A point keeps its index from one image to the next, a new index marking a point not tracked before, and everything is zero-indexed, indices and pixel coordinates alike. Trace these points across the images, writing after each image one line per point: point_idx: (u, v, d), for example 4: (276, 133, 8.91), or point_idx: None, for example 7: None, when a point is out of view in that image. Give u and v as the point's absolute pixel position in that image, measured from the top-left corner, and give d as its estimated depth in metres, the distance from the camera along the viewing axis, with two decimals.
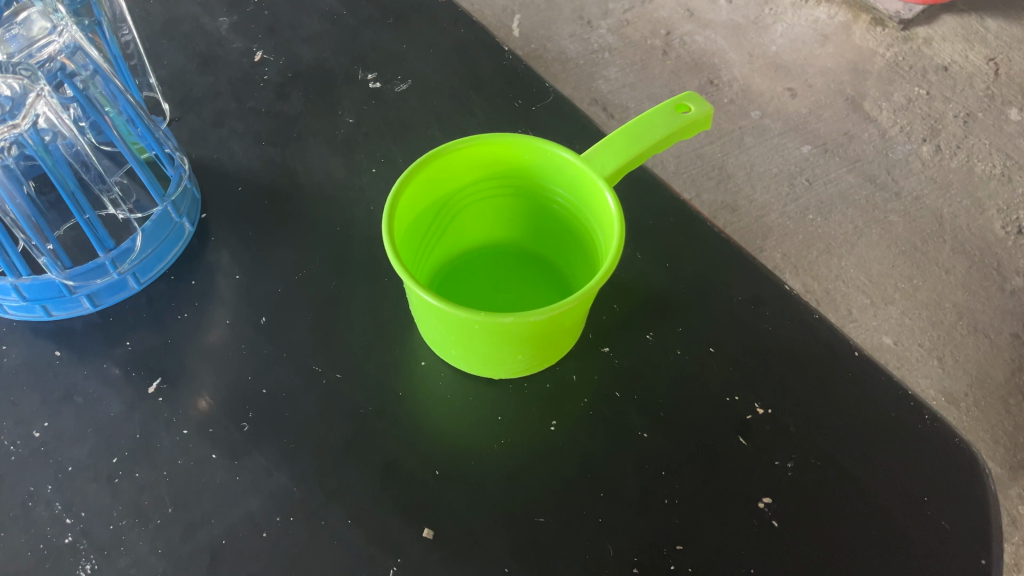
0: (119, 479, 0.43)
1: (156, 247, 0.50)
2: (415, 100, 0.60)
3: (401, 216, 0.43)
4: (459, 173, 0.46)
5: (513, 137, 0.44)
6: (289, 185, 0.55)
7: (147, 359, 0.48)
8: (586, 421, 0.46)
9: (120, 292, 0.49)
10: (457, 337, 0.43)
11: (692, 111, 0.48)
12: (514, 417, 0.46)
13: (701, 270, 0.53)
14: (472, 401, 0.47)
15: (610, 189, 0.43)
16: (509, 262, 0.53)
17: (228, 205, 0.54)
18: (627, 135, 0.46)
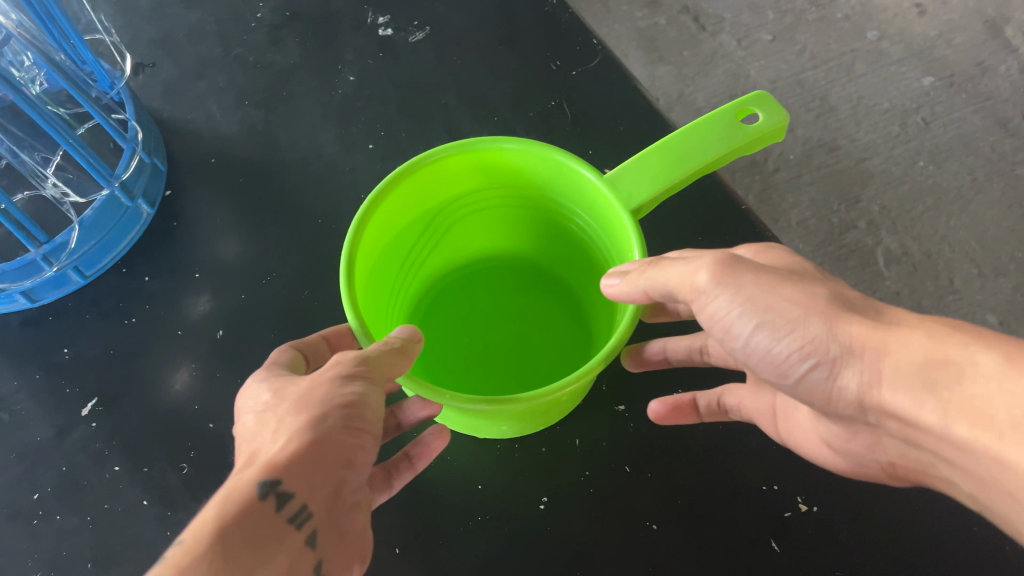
0: (38, 522, 0.38)
1: (104, 237, 0.43)
2: (430, 54, 0.50)
3: (372, 240, 0.34)
4: (455, 182, 0.36)
5: (525, 145, 0.34)
6: (269, 160, 0.47)
7: (87, 373, 0.41)
8: (585, 502, 0.38)
9: (63, 287, 0.42)
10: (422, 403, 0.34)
11: (761, 120, 0.36)
12: (499, 488, 0.39)
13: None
14: (450, 461, 0.39)
15: (638, 232, 0.32)
16: (515, 279, 0.44)
17: (197, 183, 0.46)
18: (669, 148, 0.35)
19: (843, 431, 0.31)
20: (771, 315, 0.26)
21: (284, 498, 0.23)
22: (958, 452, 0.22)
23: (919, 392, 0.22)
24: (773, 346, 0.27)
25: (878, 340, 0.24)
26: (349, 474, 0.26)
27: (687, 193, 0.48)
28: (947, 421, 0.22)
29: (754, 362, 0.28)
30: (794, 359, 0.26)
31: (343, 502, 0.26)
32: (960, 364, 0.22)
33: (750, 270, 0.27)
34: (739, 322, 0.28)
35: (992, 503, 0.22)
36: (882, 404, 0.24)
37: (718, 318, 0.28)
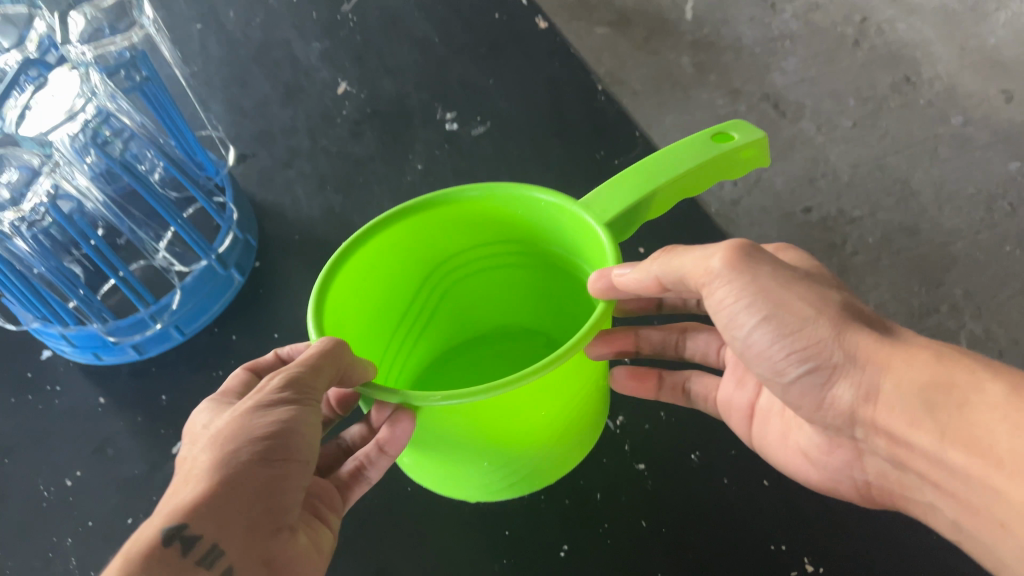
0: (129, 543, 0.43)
1: (200, 301, 0.50)
2: (489, 145, 0.56)
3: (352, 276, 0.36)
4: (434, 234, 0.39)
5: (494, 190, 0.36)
6: (343, 236, 0.53)
7: (178, 418, 0.47)
8: (597, 550, 0.41)
9: (165, 343, 0.50)
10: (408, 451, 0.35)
11: (736, 139, 0.38)
12: (521, 533, 0.42)
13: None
14: (480, 509, 0.43)
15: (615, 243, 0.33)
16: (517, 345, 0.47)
17: (281, 256, 0.53)
18: (645, 170, 0.37)
19: (827, 443, 0.34)
20: (776, 313, 0.29)
21: (189, 542, 0.25)
22: (941, 470, 0.26)
23: (917, 408, 0.26)
24: (773, 347, 0.30)
25: (884, 357, 0.27)
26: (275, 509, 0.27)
27: None
28: (945, 445, 0.25)
29: (750, 358, 0.32)
30: (794, 359, 0.30)
31: (271, 537, 0.27)
32: (965, 391, 0.25)
33: (761, 265, 0.30)
34: (743, 313, 0.31)
35: (974, 529, 0.26)
36: (884, 419, 0.28)
37: (722, 305, 0.31)
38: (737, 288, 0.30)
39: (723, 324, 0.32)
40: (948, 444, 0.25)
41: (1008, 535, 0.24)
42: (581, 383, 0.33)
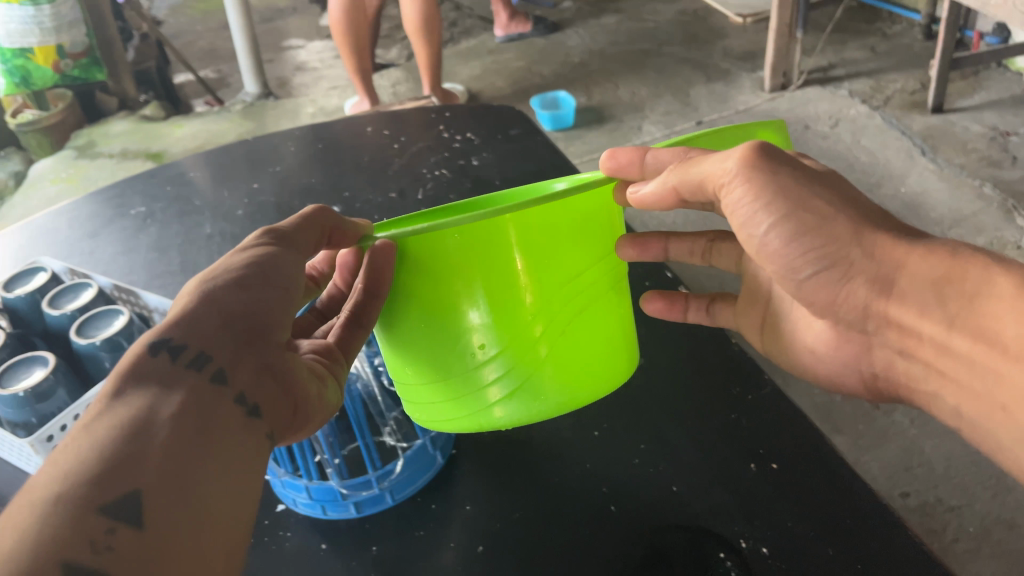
0: None
1: (411, 473, 0.62)
2: (643, 378, 0.70)
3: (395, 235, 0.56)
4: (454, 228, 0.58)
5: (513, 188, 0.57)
6: (523, 437, 0.66)
7: (386, 566, 0.58)
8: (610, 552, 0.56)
9: (379, 504, 0.61)
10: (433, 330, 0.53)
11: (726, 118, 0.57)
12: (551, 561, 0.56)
13: (873, 564, 0.54)
14: None
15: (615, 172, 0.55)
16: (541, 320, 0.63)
17: (473, 448, 0.66)
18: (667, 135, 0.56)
19: (838, 332, 0.59)
20: (786, 209, 0.51)
21: (175, 352, 0.46)
22: (940, 340, 0.50)
23: (927, 296, 0.50)
24: (781, 239, 0.53)
25: (900, 258, 0.50)
26: (239, 331, 0.49)
27: (837, 484, 0.59)
28: (955, 330, 0.49)
29: (761, 248, 0.54)
30: (812, 260, 0.53)
31: (249, 344, 0.48)
32: (975, 283, 0.47)
33: (761, 166, 0.51)
34: (761, 215, 0.52)
35: (978, 408, 0.50)
36: (899, 308, 0.52)
37: (738, 204, 0.53)
38: (748, 182, 0.51)
39: (734, 211, 0.53)
40: (958, 334, 0.49)
41: (1006, 413, 0.47)
42: (565, 263, 0.52)
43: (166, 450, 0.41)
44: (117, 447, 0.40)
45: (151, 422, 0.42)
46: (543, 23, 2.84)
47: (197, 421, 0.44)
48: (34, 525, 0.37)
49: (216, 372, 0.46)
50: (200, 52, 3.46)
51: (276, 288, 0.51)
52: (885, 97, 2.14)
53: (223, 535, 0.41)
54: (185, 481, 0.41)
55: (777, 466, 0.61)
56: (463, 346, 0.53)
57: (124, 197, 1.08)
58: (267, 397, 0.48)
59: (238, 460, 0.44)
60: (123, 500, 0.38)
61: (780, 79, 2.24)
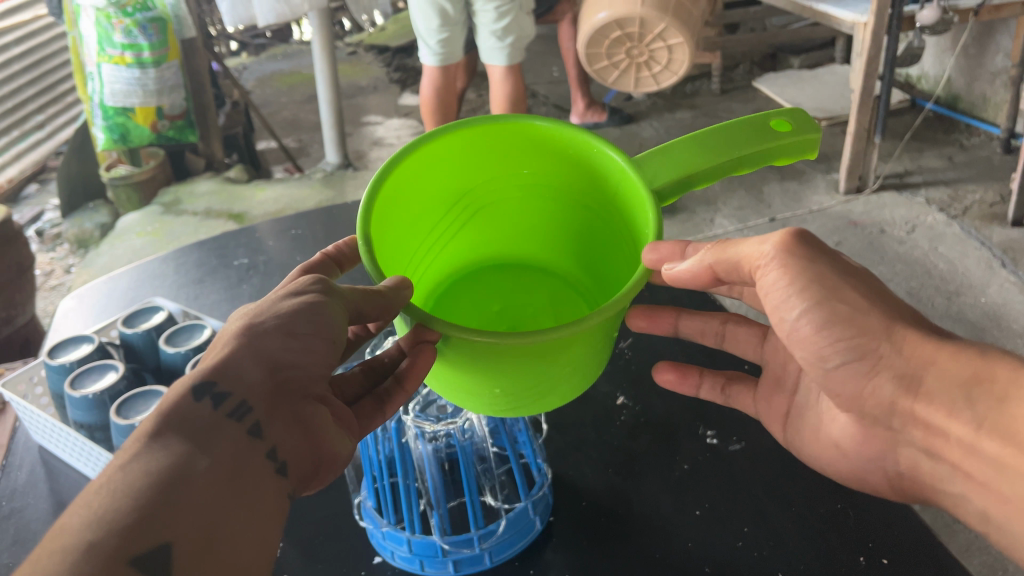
0: None
1: (511, 535, 0.62)
2: (744, 460, 0.70)
3: (411, 167, 0.62)
4: (455, 149, 0.65)
5: (557, 122, 0.64)
6: (622, 509, 0.66)
7: None
8: None
9: (477, 565, 0.61)
10: (447, 366, 0.55)
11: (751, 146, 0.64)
12: None
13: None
14: None
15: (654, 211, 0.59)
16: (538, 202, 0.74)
17: (570, 516, 0.66)
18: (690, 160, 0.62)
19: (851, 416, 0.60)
20: (817, 298, 0.54)
21: (216, 399, 0.48)
22: (965, 440, 0.51)
23: (956, 397, 0.51)
24: (812, 328, 0.54)
25: (929, 358, 0.52)
26: (281, 382, 0.51)
27: None
28: (983, 433, 0.50)
29: (790, 332, 0.56)
30: (840, 350, 0.54)
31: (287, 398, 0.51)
32: (1003, 387, 0.49)
33: (800, 256, 0.55)
34: (794, 300, 0.55)
35: (1008, 514, 0.51)
36: (926, 408, 0.53)
37: (771, 284, 0.56)
38: (783, 268, 0.55)
39: (768, 294, 0.56)
40: (987, 437, 0.50)
41: None
42: (589, 345, 0.53)
43: (200, 502, 0.44)
44: (153, 496, 0.42)
45: (185, 475, 0.44)
46: (618, 114, 2.91)
47: (229, 476, 0.46)
48: (66, 570, 0.38)
49: (254, 424, 0.49)
50: (284, 122, 3.61)
51: (323, 338, 0.53)
52: (963, 207, 2.13)
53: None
54: (210, 540, 0.43)
55: (888, 562, 0.60)
56: (491, 394, 0.56)
57: (227, 247, 1.13)
58: (294, 451, 0.51)
59: (257, 517, 0.47)
60: (154, 552, 0.40)
61: (856, 182, 2.25)
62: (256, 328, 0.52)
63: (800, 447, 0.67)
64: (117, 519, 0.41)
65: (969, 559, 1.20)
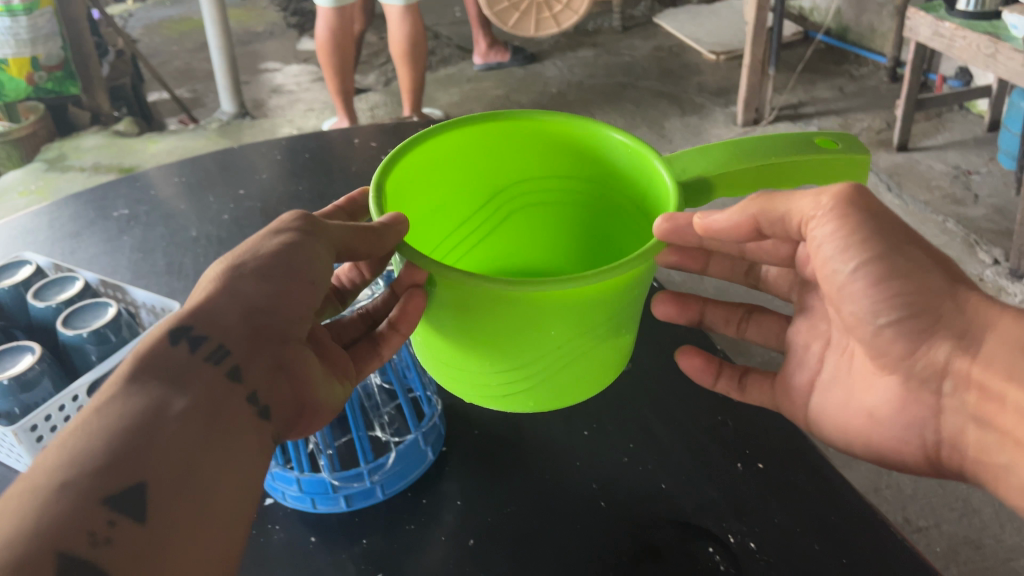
0: None
1: (403, 467, 0.62)
2: (632, 380, 0.72)
3: (415, 165, 0.56)
4: (463, 145, 0.59)
5: (569, 116, 0.59)
6: (514, 434, 0.67)
7: (376, 558, 0.58)
8: None
9: (369, 498, 0.61)
10: (476, 342, 0.51)
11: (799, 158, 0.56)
12: None
13: (857, 558, 0.55)
14: None
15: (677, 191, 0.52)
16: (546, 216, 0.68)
17: (462, 444, 0.66)
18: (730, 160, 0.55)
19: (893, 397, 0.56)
20: (874, 250, 0.53)
21: (195, 342, 0.49)
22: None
23: (1017, 360, 0.49)
24: (867, 280, 0.53)
25: (991, 322, 0.51)
26: (257, 328, 0.51)
27: (819, 485, 0.61)
28: None
29: (841, 286, 0.55)
30: (888, 306, 0.53)
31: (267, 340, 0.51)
32: None
33: (854, 208, 0.54)
34: (851, 255, 0.53)
35: None
36: (983, 373, 0.51)
37: (824, 238, 0.54)
38: (839, 221, 0.53)
39: (820, 249, 0.55)
40: None
41: None
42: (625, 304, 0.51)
43: (177, 444, 0.43)
44: (130, 437, 0.42)
45: (163, 414, 0.44)
46: (521, 54, 2.88)
47: (205, 414, 0.46)
48: (38, 506, 0.39)
49: (232, 368, 0.49)
50: (176, 71, 3.45)
51: (303, 281, 0.52)
52: (853, 135, 2.20)
53: (220, 529, 0.43)
54: (192, 479, 0.43)
55: (764, 466, 0.63)
56: (506, 357, 0.52)
57: (106, 198, 1.08)
58: (277, 397, 0.51)
59: (240, 454, 0.46)
60: (127, 491, 0.40)
61: (752, 115, 2.30)
62: (236, 272, 0.52)
63: (824, 427, 0.62)
64: (91, 461, 0.41)
65: (857, 466, 1.27)
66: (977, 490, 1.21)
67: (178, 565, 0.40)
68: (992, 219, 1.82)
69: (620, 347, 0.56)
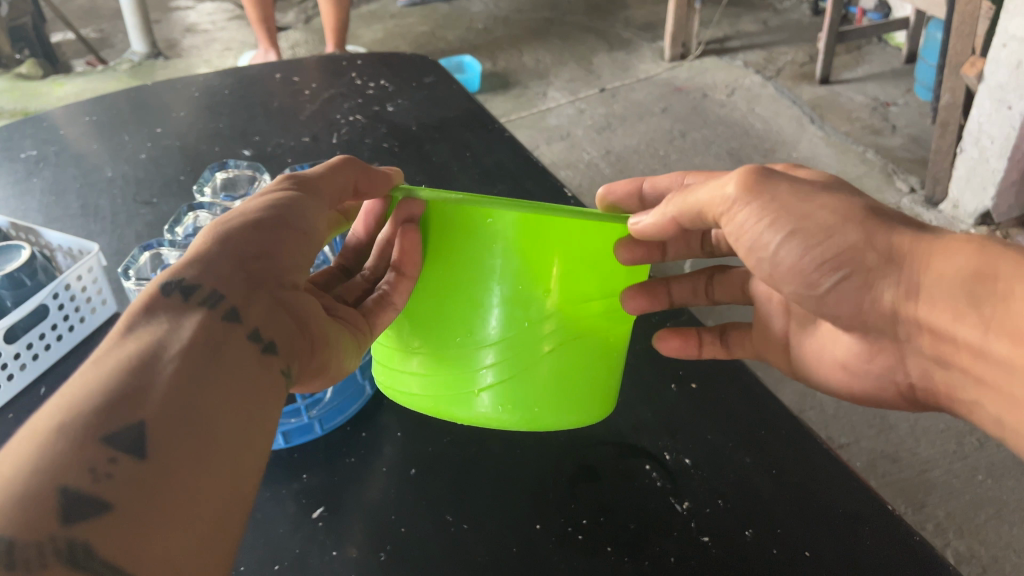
0: (280, 568, 0.52)
1: (341, 401, 0.62)
2: None
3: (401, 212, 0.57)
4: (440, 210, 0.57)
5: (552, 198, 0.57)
6: None
7: (317, 491, 0.57)
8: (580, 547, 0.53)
9: (308, 434, 0.61)
10: (462, 299, 0.51)
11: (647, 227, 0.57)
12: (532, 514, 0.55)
13: (786, 469, 0.57)
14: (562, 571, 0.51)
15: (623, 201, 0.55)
16: None
17: None
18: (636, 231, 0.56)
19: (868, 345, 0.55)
20: (791, 225, 0.48)
21: (187, 292, 0.43)
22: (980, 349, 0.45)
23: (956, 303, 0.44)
24: (793, 254, 0.49)
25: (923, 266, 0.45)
26: (252, 273, 0.46)
27: (749, 402, 0.63)
28: (991, 335, 0.44)
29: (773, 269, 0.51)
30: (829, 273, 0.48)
31: (267, 288, 0.46)
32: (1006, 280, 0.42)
33: (761, 186, 0.48)
34: (767, 233, 0.49)
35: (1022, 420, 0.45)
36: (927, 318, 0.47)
37: (738, 222, 0.50)
38: (750, 206, 0.49)
39: (739, 237, 0.51)
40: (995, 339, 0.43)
41: None
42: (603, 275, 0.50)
43: (178, 382, 0.38)
44: (127, 378, 0.37)
45: (160, 354, 0.39)
46: None
47: (207, 351, 0.41)
48: (36, 453, 0.33)
49: (228, 309, 0.43)
50: (80, 10, 3.25)
51: (292, 231, 0.48)
52: (777, 68, 2.23)
53: (232, 458, 0.38)
54: (195, 414, 0.37)
55: (697, 386, 0.64)
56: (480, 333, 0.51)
57: (11, 139, 1.02)
58: (279, 333, 0.45)
59: (250, 389, 0.41)
60: (129, 427, 0.35)
61: (680, 49, 2.30)
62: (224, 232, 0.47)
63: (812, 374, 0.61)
64: (85, 407, 0.35)
65: (783, 389, 1.32)
66: (893, 407, 1.27)
67: (190, 500, 0.35)
68: (909, 149, 1.88)
69: (603, 342, 0.54)
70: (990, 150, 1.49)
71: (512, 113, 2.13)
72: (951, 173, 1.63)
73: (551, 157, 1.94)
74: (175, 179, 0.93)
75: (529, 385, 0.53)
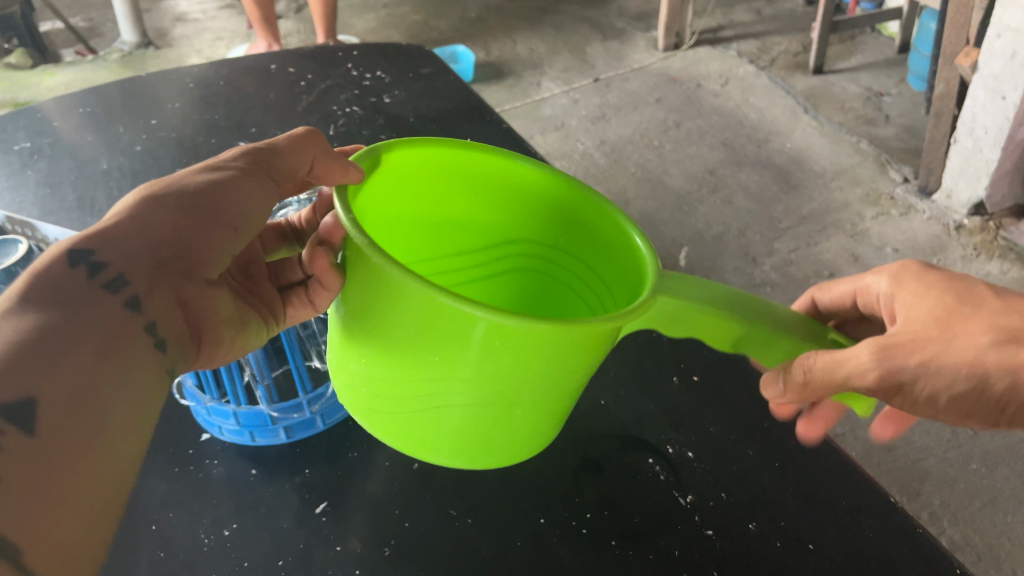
0: (285, 563, 0.52)
1: None
2: None
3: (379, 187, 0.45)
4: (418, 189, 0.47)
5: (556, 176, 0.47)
6: None
7: (320, 487, 0.57)
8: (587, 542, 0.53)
9: (309, 429, 0.60)
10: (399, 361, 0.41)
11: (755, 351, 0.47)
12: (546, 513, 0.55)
13: (788, 460, 0.58)
14: (568, 565, 0.51)
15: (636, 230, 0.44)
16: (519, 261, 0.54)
17: None
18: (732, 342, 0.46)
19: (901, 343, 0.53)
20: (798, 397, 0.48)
21: (94, 269, 0.39)
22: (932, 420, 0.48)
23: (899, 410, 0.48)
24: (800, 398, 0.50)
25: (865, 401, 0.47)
26: (167, 258, 0.41)
27: (752, 394, 0.63)
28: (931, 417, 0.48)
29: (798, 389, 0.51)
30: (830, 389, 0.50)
31: (179, 277, 0.42)
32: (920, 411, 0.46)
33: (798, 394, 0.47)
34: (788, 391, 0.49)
35: None
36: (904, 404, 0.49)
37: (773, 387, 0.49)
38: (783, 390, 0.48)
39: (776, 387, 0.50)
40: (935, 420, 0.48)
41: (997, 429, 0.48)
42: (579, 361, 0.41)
43: (72, 365, 0.35)
44: (20, 343, 0.34)
45: (57, 331, 0.36)
46: None
47: (102, 342, 0.37)
48: None
49: (130, 298, 0.39)
50: None
51: (223, 225, 0.44)
52: (771, 58, 2.23)
53: (115, 452, 0.35)
54: (89, 402, 0.35)
55: (698, 378, 0.64)
56: (412, 389, 0.42)
57: (4, 130, 1.01)
58: (177, 333, 0.41)
59: (141, 390, 0.38)
60: (17, 399, 0.33)
61: (673, 39, 2.30)
62: (150, 203, 0.43)
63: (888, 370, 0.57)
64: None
65: None
66: None
67: (64, 488, 0.33)
68: (902, 139, 1.88)
69: (556, 409, 0.46)
70: (984, 141, 1.50)
71: (506, 103, 2.12)
72: (945, 163, 1.64)
73: (546, 147, 1.94)
74: (171, 172, 0.92)
75: (459, 445, 0.45)
